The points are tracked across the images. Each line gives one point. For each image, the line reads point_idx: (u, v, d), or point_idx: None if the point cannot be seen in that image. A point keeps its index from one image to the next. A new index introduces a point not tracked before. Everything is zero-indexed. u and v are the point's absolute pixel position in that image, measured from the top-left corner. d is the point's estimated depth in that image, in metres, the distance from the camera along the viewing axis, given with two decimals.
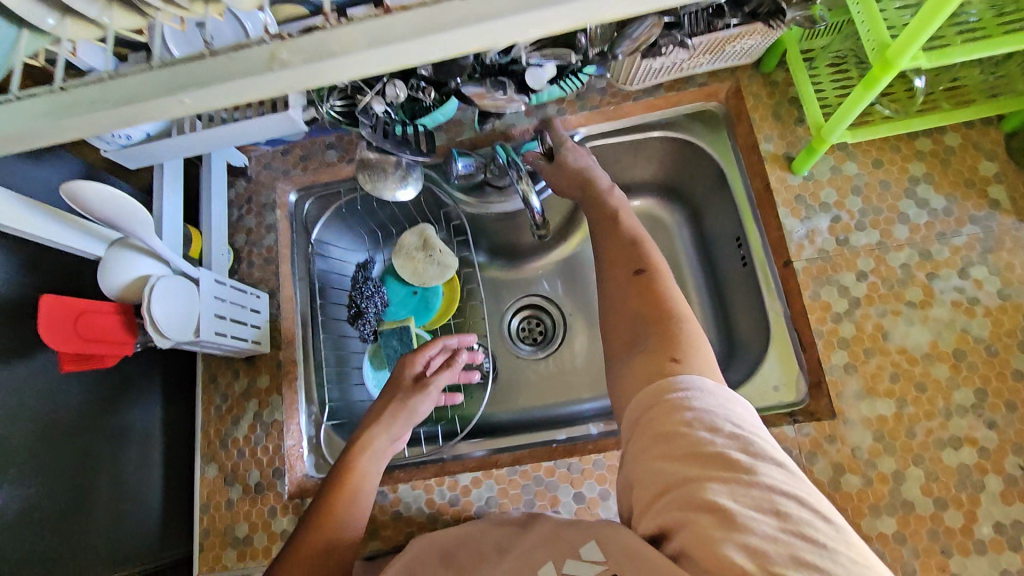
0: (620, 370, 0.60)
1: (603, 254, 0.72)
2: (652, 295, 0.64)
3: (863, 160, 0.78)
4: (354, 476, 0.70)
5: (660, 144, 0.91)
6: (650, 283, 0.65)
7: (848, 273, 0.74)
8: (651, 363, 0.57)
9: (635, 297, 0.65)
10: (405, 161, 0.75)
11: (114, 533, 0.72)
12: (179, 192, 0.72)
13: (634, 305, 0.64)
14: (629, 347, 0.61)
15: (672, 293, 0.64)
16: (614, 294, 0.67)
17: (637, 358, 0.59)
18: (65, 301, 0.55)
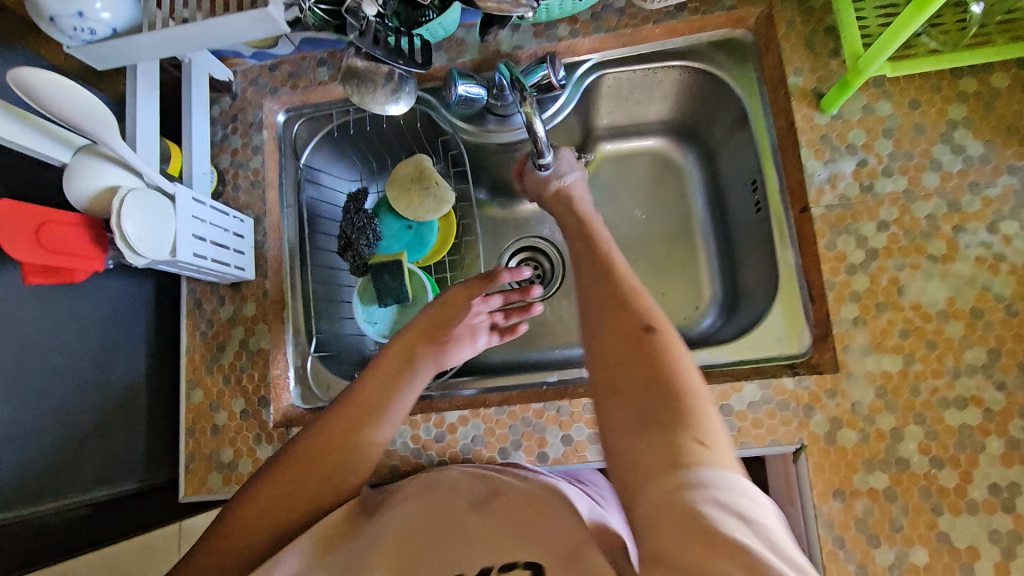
0: (629, 452, 0.47)
1: (595, 302, 0.59)
2: (659, 361, 0.51)
3: (898, 100, 0.72)
4: (368, 435, 0.65)
5: (680, 76, 0.85)
6: (659, 346, 0.52)
7: (868, 223, 0.69)
8: (673, 448, 0.44)
9: (636, 358, 0.52)
10: (398, 72, 0.69)
11: (99, 452, 0.71)
12: (155, 98, 0.66)
13: (636, 368, 0.51)
14: (632, 421, 0.48)
15: (682, 361, 0.51)
16: (608, 353, 0.54)
17: (652, 437, 0.46)
18: (24, 207, 0.51)
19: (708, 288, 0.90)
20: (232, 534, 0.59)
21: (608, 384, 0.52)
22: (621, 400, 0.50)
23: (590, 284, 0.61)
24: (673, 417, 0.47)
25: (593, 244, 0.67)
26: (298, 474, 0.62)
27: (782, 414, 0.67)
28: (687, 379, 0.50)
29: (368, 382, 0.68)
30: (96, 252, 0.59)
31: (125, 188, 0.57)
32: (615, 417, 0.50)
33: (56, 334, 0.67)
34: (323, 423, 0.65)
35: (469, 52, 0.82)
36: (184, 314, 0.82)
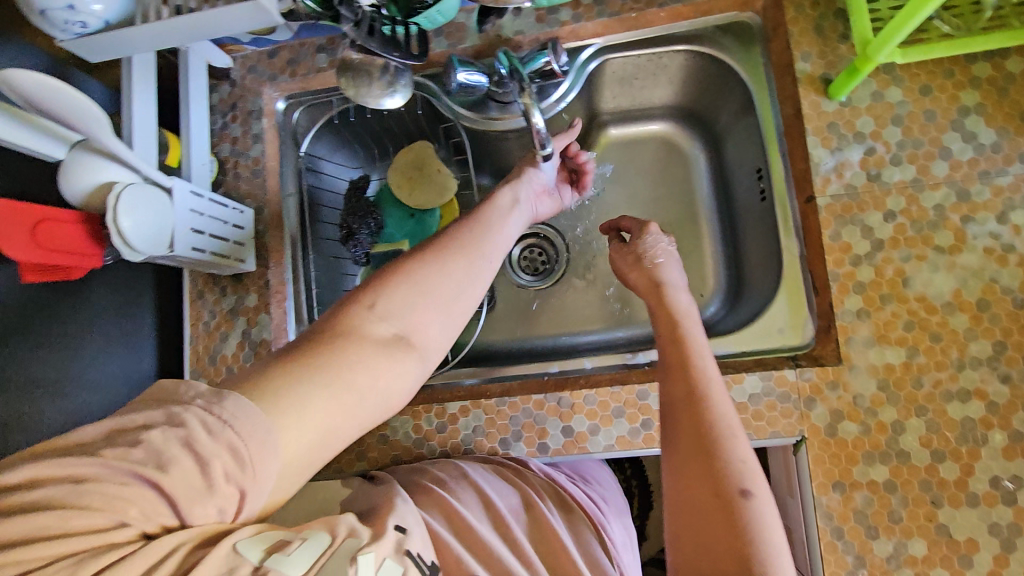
0: None
1: (678, 435, 0.55)
2: (748, 539, 0.47)
3: (910, 85, 0.70)
4: (490, 257, 0.60)
5: (685, 62, 0.83)
6: (749, 517, 0.48)
7: (874, 213, 0.68)
8: None
9: (724, 531, 0.48)
10: (394, 65, 0.68)
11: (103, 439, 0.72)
12: (151, 91, 0.66)
13: (722, 544, 0.48)
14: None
15: (773, 539, 0.47)
16: (697, 513, 0.50)
17: None
18: (17, 206, 0.52)
19: (713, 276, 0.89)
20: (370, 330, 0.49)
21: (692, 545, 0.49)
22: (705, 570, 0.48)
23: (678, 413, 0.56)
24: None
25: (682, 356, 0.60)
26: (430, 274, 0.54)
27: (783, 406, 0.67)
28: (776, 566, 0.46)
29: (482, 216, 0.65)
30: (94, 248, 0.59)
31: (121, 183, 0.57)
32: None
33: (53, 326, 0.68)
34: (443, 238, 0.59)
35: (469, 39, 0.81)
36: (187, 305, 0.82)
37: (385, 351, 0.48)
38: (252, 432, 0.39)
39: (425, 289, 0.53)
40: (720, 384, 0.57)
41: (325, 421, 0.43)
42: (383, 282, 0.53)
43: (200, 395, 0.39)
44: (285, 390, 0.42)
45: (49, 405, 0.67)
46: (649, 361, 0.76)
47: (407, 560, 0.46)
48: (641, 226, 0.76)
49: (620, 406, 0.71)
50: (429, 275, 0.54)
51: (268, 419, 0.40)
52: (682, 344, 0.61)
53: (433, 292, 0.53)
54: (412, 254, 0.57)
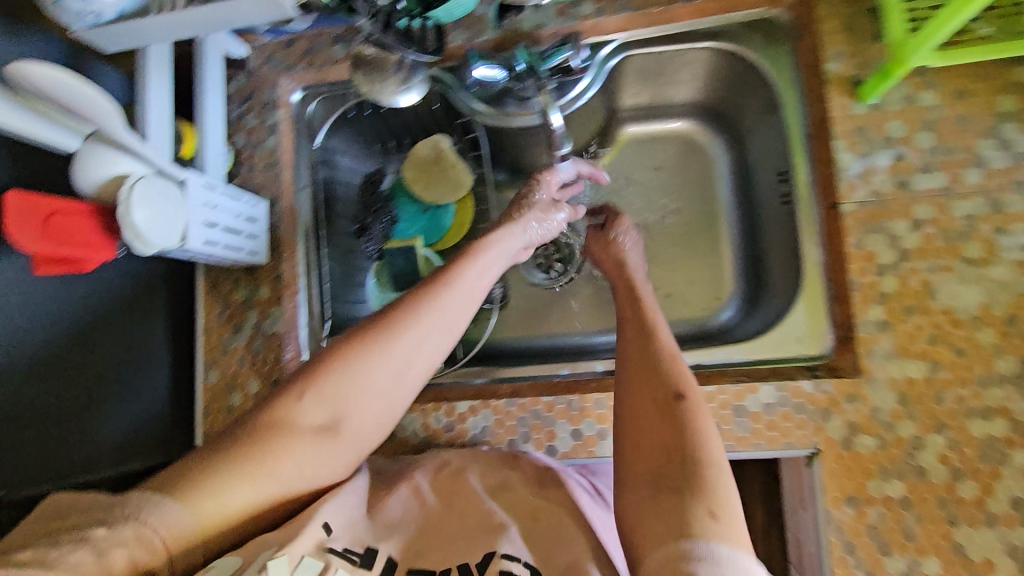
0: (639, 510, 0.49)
1: (623, 360, 0.61)
2: (685, 432, 0.52)
3: (944, 89, 0.67)
4: (439, 334, 0.60)
5: (709, 59, 0.80)
6: (686, 416, 0.53)
7: (902, 221, 0.66)
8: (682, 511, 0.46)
9: (665, 428, 0.53)
10: (409, 61, 0.67)
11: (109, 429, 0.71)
12: (167, 83, 0.65)
13: (662, 437, 0.52)
14: (653, 485, 0.50)
15: (708, 434, 0.52)
16: (639, 417, 0.55)
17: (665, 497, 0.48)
18: (30, 199, 0.52)
19: (729, 280, 0.88)
20: (305, 415, 0.54)
21: (634, 445, 0.53)
22: (645, 461, 0.51)
23: (628, 344, 0.62)
24: (688, 485, 0.48)
25: (633, 301, 0.68)
26: (363, 364, 0.56)
27: (798, 418, 0.66)
28: (708, 453, 0.51)
29: (453, 275, 0.63)
30: (105, 242, 0.59)
31: (134, 176, 0.57)
32: (635, 480, 0.51)
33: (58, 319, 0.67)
34: (391, 315, 0.59)
35: (488, 32, 0.79)
36: (201, 296, 0.83)
37: (315, 441, 0.54)
38: (161, 521, 0.45)
39: (354, 384, 0.56)
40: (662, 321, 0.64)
41: (251, 501, 0.50)
42: (322, 367, 0.56)
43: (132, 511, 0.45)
44: (222, 480, 0.49)
45: (52, 396, 0.66)
46: None
47: (329, 556, 0.48)
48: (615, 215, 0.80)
49: None
50: (361, 367, 0.56)
51: (184, 511, 0.47)
52: (635, 298, 0.68)
53: (363, 380, 0.56)
54: (353, 333, 0.59)
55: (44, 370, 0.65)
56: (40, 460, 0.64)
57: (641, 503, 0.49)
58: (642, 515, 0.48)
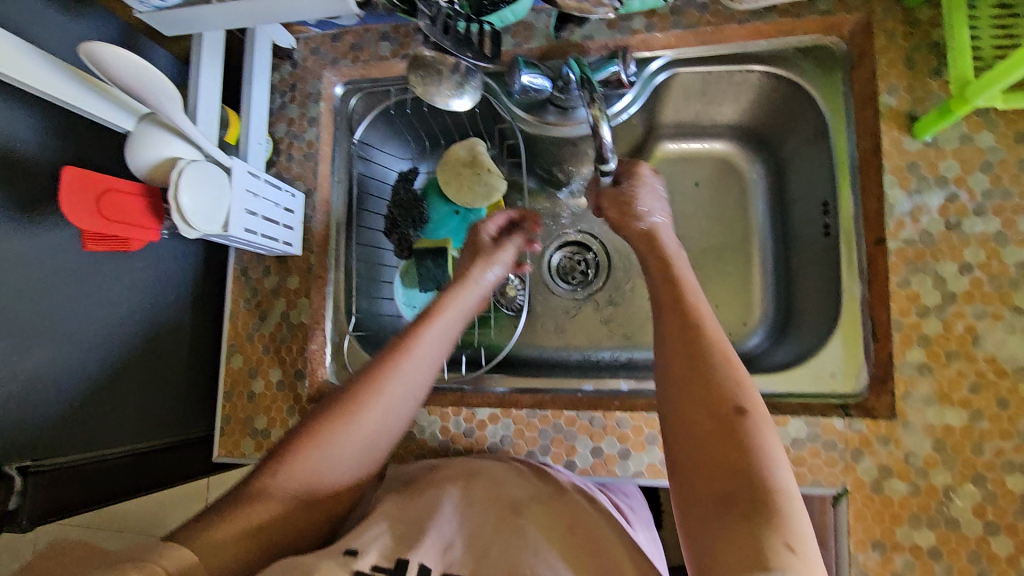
0: (705, 540, 0.42)
1: (663, 356, 0.51)
2: (747, 452, 0.43)
3: (1003, 131, 0.65)
4: (396, 412, 0.58)
5: (758, 83, 0.79)
6: (749, 428, 0.44)
7: (950, 263, 0.64)
8: (756, 546, 0.39)
9: (723, 445, 0.44)
10: (465, 66, 0.67)
11: (124, 404, 0.70)
12: (219, 69, 0.65)
13: (721, 456, 0.44)
14: (715, 513, 0.42)
15: (776, 452, 0.44)
16: (689, 430, 0.46)
17: (734, 530, 0.40)
18: (88, 175, 0.53)
19: (760, 306, 0.86)
20: (278, 489, 0.52)
21: (690, 467, 0.45)
22: (703, 487, 0.43)
23: (665, 335, 0.52)
24: (760, 511, 0.40)
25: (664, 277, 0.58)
26: (329, 447, 0.54)
27: (827, 455, 0.64)
28: (778, 476, 0.43)
29: (408, 352, 0.60)
30: (152, 222, 0.59)
31: (185, 160, 0.58)
32: (697, 506, 0.43)
33: (83, 289, 0.66)
34: (341, 399, 0.56)
35: (537, 39, 0.78)
36: (230, 280, 0.83)
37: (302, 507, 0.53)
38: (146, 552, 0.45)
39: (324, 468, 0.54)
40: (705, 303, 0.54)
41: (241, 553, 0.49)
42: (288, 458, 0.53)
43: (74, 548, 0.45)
44: (214, 540, 0.48)
45: (84, 371, 0.66)
46: None
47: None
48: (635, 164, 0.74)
49: (654, 433, 0.69)
50: (328, 459, 0.54)
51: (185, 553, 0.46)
52: (674, 281, 0.57)
53: (333, 455, 0.54)
54: (308, 424, 0.55)
55: (69, 339, 0.64)
56: (58, 431, 0.63)
57: (705, 533, 0.42)
58: (711, 547, 0.41)
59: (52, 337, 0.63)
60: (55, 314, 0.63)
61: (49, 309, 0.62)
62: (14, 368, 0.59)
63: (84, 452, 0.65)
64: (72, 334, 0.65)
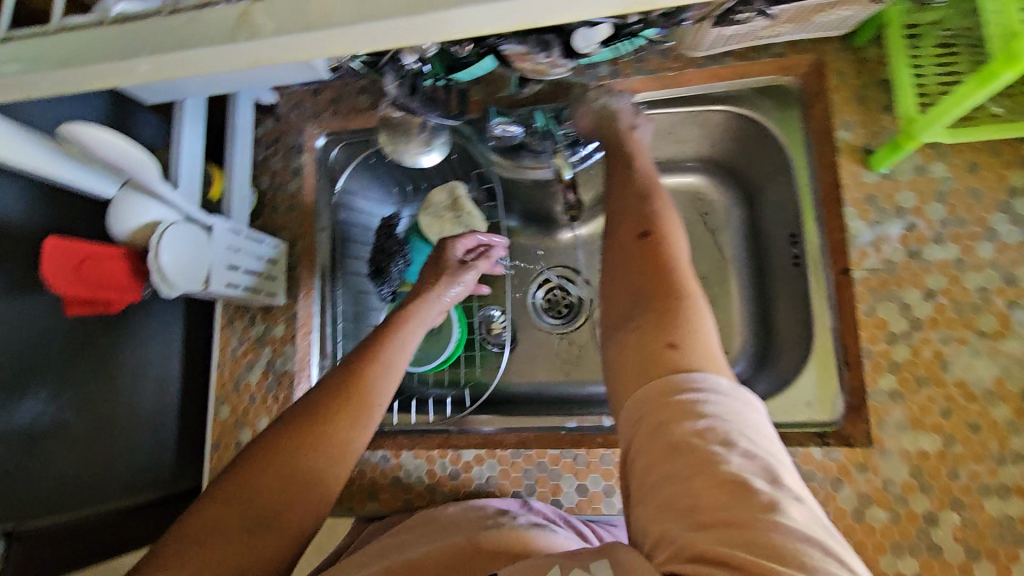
0: (610, 348, 0.49)
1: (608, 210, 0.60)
2: (658, 271, 0.51)
3: (955, 161, 0.68)
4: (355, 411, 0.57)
5: (722, 121, 0.83)
6: (657, 252, 0.52)
7: (913, 291, 0.66)
8: (648, 350, 0.46)
9: (640, 267, 0.52)
10: (432, 123, 0.71)
11: (108, 458, 0.71)
12: (200, 133, 0.68)
13: (637, 277, 0.52)
14: (621, 325, 0.50)
15: (683, 268, 0.52)
16: (613, 262, 0.55)
17: (634, 337, 0.47)
18: (68, 244, 0.55)
19: (739, 335, 0.88)
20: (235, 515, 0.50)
21: (616, 286, 0.53)
22: (623, 308, 0.51)
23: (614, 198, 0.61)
24: (660, 316, 0.47)
25: (620, 152, 0.68)
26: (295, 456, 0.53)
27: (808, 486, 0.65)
28: (682, 287, 0.50)
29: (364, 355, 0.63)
30: (133, 282, 0.61)
31: (165, 222, 0.59)
32: (615, 320, 0.51)
33: (65, 350, 0.67)
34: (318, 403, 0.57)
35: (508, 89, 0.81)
36: (216, 330, 0.84)
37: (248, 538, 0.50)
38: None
39: (269, 489, 0.52)
40: (646, 170, 0.64)
41: None
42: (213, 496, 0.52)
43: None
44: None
45: (67, 432, 0.67)
46: None
47: None
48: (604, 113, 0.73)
49: None
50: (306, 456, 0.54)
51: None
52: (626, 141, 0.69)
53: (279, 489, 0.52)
54: (286, 425, 0.56)
55: (54, 401, 0.65)
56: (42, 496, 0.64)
57: (617, 339, 0.49)
58: (619, 353, 0.48)
59: (38, 399, 0.64)
60: (38, 379, 0.64)
61: (32, 374, 0.63)
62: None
63: (65, 512, 0.66)
64: (55, 394, 0.66)
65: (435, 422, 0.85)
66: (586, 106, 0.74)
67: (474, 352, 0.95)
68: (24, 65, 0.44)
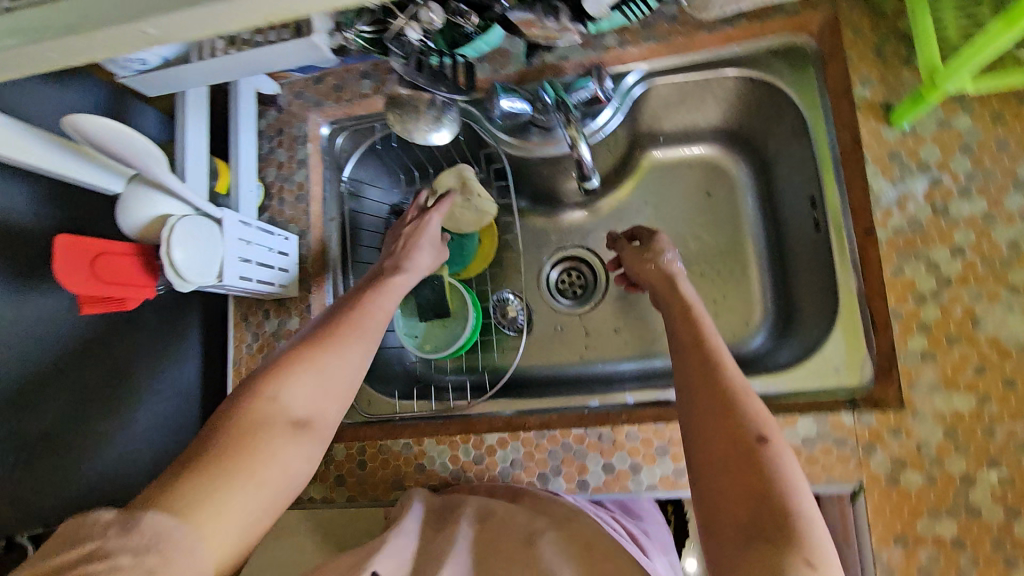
0: (724, 558, 0.45)
1: (681, 387, 0.57)
2: (770, 474, 0.47)
3: (980, 113, 0.66)
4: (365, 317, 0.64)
5: (736, 86, 0.80)
6: (769, 458, 0.48)
7: (941, 248, 0.64)
8: (778, 568, 0.41)
9: (745, 465, 0.48)
10: (441, 99, 0.69)
11: (133, 457, 0.71)
12: (204, 123, 0.67)
13: (746, 473, 0.48)
14: (737, 534, 0.45)
15: (796, 478, 0.47)
16: (709, 452, 0.50)
17: (756, 553, 0.43)
18: (81, 241, 0.54)
19: (759, 305, 0.87)
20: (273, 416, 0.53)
21: (715, 475, 0.49)
22: (730, 508, 0.47)
23: (684, 368, 0.58)
24: (785, 538, 0.43)
25: (685, 311, 0.65)
26: (318, 356, 0.58)
27: (839, 452, 0.64)
28: (802, 505, 0.46)
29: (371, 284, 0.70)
30: (148, 279, 0.60)
31: (174, 217, 0.59)
32: (718, 529, 0.47)
33: (83, 352, 0.67)
34: (329, 321, 0.63)
35: (513, 64, 0.80)
36: (230, 326, 0.83)
37: (292, 436, 0.53)
38: (179, 543, 0.41)
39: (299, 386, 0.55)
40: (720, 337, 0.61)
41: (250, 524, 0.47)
42: (256, 391, 0.54)
43: (110, 523, 0.40)
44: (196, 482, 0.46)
45: (87, 436, 0.66)
46: None
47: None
48: (649, 234, 0.78)
49: (664, 444, 0.69)
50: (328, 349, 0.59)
51: (192, 530, 0.43)
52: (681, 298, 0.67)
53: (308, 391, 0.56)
54: (305, 338, 0.61)
55: (73, 405, 0.65)
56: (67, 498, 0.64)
57: (729, 549, 0.45)
58: (733, 566, 0.43)
59: (59, 404, 0.64)
60: (55, 383, 0.64)
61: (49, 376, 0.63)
62: (19, 435, 0.60)
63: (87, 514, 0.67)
64: (75, 395, 0.66)
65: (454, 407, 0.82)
66: (650, 260, 0.73)
67: (491, 336, 0.94)
68: (20, 38, 0.43)
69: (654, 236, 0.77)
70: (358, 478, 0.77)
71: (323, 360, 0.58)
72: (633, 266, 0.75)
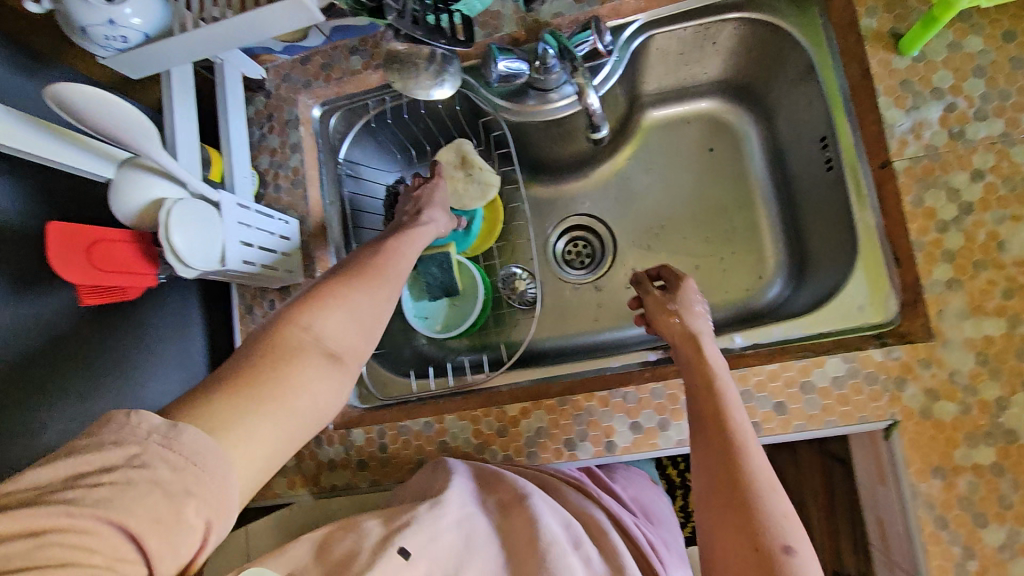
0: None
1: (700, 476, 0.55)
2: None
3: (991, 33, 0.64)
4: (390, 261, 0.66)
5: (737, 33, 0.78)
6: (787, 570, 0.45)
7: (960, 173, 0.63)
8: None
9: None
10: (440, 54, 0.66)
11: None
12: (190, 103, 0.65)
13: None
14: None
15: None
16: (728, 557, 0.49)
17: None
18: (72, 229, 0.52)
19: (771, 255, 0.86)
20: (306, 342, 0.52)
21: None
22: None
23: (704, 454, 0.55)
24: None
25: (707, 378, 0.60)
26: (347, 290, 0.59)
27: (870, 389, 0.62)
28: None
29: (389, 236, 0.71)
30: (148, 267, 0.59)
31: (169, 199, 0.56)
32: None
33: (87, 353, 0.65)
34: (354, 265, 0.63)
35: (507, 25, 0.77)
36: (236, 320, 0.81)
37: (325, 367, 0.52)
38: (213, 464, 0.40)
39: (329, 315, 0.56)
40: (743, 415, 0.57)
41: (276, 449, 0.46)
42: (291, 319, 0.53)
43: (156, 429, 0.39)
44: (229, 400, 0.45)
45: None
46: (747, 344, 0.71)
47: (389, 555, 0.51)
48: (677, 278, 0.74)
49: None
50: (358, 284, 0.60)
51: (218, 445, 0.41)
52: (701, 362, 0.62)
53: (339, 323, 0.56)
54: (333, 276, 0.61)
55: (82, 408, 0.64)
56: None
57: None
58: None
59: (67, 407, 0.63)
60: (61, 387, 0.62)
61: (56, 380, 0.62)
62: (29, 439, 0.59)
63: None
64: (81, 398, 0.64)
65: (473, 381, 0.81)
66: (674, 313, 0.69)
67: (502, 311, 0.93)
68: None
69: (680, 284, 0.73)
70: (381, 462, 0.75)
71: (351, 294, 0.59)
72: (656, 312, 0.72)
